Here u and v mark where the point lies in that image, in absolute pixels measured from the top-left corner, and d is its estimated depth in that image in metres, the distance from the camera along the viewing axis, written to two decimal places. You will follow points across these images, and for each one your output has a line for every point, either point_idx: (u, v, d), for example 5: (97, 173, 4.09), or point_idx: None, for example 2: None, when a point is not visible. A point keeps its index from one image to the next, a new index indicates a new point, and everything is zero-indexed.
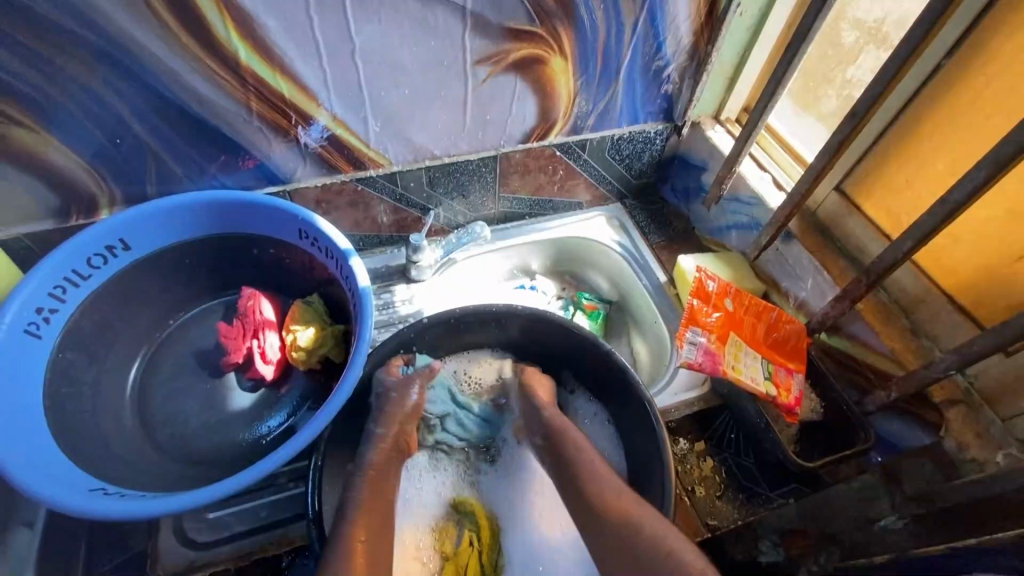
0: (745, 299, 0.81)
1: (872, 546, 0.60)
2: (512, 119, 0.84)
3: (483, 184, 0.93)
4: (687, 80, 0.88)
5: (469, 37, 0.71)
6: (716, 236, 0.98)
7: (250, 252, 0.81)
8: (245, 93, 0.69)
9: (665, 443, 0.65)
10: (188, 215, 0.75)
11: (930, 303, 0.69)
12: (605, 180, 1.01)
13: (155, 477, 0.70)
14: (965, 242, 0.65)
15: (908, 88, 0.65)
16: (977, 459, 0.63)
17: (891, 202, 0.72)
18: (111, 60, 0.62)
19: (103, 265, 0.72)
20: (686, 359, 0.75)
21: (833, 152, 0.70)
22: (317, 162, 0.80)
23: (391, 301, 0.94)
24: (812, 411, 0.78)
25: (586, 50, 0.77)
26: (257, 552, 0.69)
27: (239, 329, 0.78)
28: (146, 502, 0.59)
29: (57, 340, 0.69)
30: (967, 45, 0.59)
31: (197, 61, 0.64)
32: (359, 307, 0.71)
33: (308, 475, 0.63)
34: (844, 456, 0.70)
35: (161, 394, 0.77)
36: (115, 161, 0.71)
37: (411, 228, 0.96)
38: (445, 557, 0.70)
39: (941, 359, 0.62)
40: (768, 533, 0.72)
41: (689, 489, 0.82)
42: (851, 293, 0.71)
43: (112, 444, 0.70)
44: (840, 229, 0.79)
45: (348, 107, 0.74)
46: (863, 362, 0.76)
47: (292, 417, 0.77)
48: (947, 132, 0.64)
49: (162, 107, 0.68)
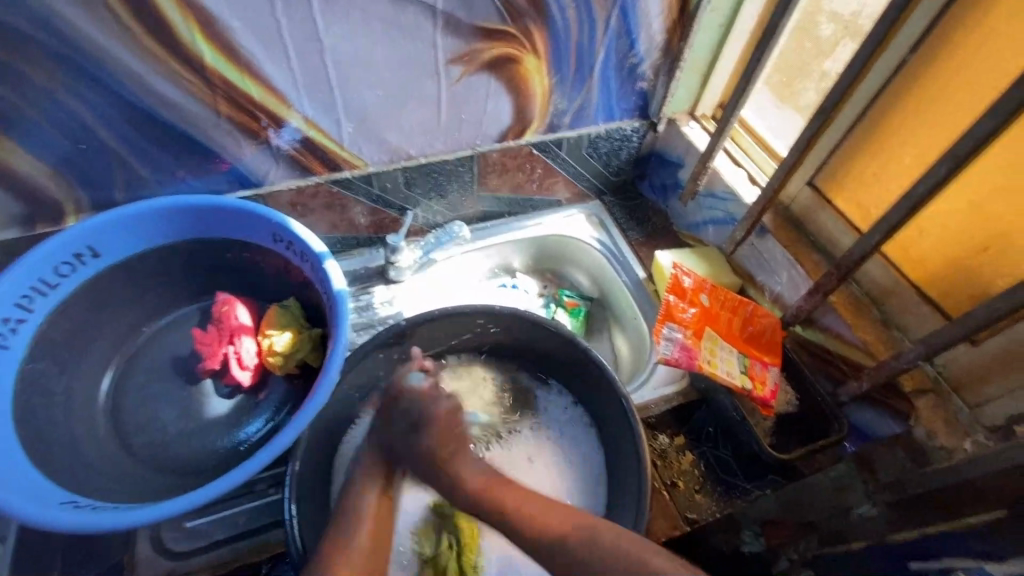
0: (720, 294, 0.83)
1: (848, 534, 0.63)
2: (487, 118, 0.84)
3: (460, 184, 0.93)
4: (662, 77, 0.88)
5: (440, 36, 0.71)
6: (694, 232, 0.99)
7: (224, 257, 0.80)
8: (213, 96, 0.68)
9: (642, 440, 0.67)
10: (159, 220, 0.74)
11: (899, 295, 0.70)
12: (583, 177, 1.01)
13: (131, 487, 0.69)
14: (931, 234, 0.66)
15: (875, 83, 0.65)
16: (946, 446, 0.65)
17: (861, 196, 0.73)
18: (73, 64, 0.61)
19: (72, 273, 0.71)
20: (663, 355, 0.76)
21: (803, 147, 0.71)
22: (290, 164, 0.79)
23: (371, 302, 0.94)
24: (787, 404, 0.79)
25: (559, 49, 0.77)
26: (235, 561, 0.69)
27: (214, 335, 0.77)
28: (118, 514, 0.58)
29: (25, 350, 0.68)
30: (929, 41, 0.60)
31: (162, 64, 0.63)
32: (335, 309, 0.71)
33: (285, 481, 0.63)
34: (819, 447, 0.71)
35: (136, 403, 0.76)
36: (81, 167, 0.70)
37: (389, 229, 0.95)
38: (424, 561, 0.70)
39: (910, 350, 0.63)
40: (749, 524, 0.74)
41: (670, 483, 0.80)
42: (824, 286, 0.72)
43: (86, 455, 0.69)
44: (812, 222, 0.80)
45: (320, 109, 0.74)
46: (836, 354, 0.77)
47: (271, 422, 0.76)
48: (913, 127, 0.66)
49: (128, 111, 0.67)
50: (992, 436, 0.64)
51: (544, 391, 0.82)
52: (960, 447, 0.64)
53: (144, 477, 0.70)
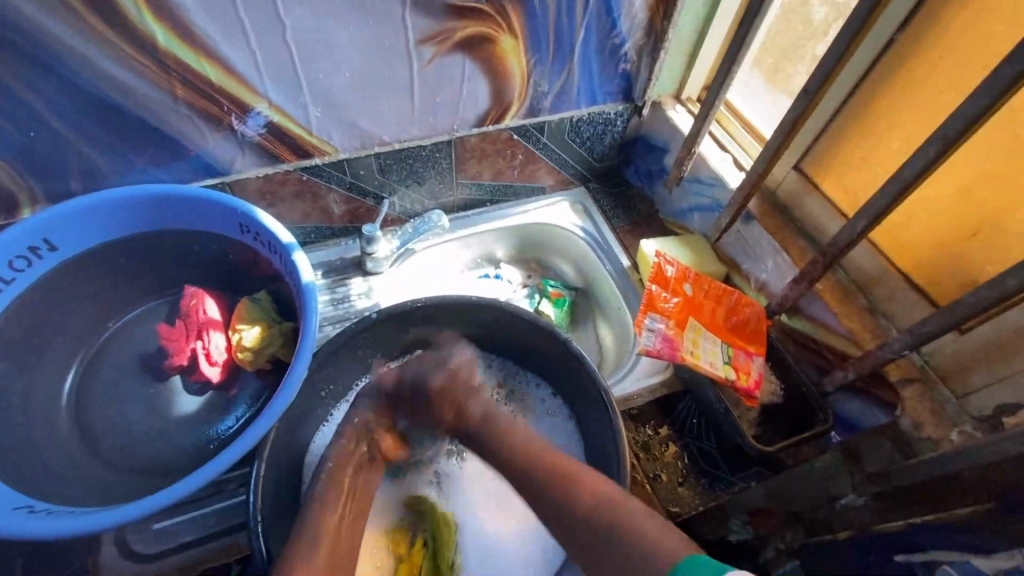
0: (704, 283, 0.80)
1: (835, 524, 0.64)
2: (464, 101, 0.81)
3: (438, 171, 0.90)
4: (645, 58, 0.85)
5: (410, 16, 0.67)
6: (679, 219, 0.97)
7: (190, 249, 0.77)
8: (169, 79, 0.64)
9: (621, 430, 0.65)
10: (118, 211, 0.71)
11: (886, 283, 0.68)
12: (566, 163, 0.98)
13: (94, 489, 0.66)
14: (919, 220, 0.64)
15: (862, 64, 0.63)
16: (932, 437, 0.64)
17: (848, 181, 0.71)
18: (14, 47, 0.57)
19: (27, 268, 0.68)
20: (645, 346, 0.74)
21: (789, 130, 0.68)
22: (257, 151, 0.75)
23: (348, 294, 0.91)
24: (772, 394, 0.77)
25: (537, 28, 0.74)
26: (205, 562, 0.68)
27: (182, 331, 0.75)
28: (73, 520, 0.56)
29: None
30: (919, 17, 0.57)
31: (112, 46, 0.60)
32: (304, 302, 0.68)
33: (250, 482, 0.61)
34: (803, 438, 0.70)
35: (100, 402, 0.73)
36: (32, 156, 0.66)
37: (365, 219, 0.92)
38: (399, 559, 0.68)
39: (896, 339, 0.61)
40: (737, 513, 0.72)
41: (653, 476, 0.78)
42: (810, 274, 0.70)
43: (46, 457, 0.67)
44: (798, 208, 0.78)
45: (285, 93, 0.70)
46: (822, 343, 0.75)
47: (243, 419, 0.74)
48: (902, 109, 0.63)
49: (79, 97, 0.63)
50: (980, 426, 0.62)
51: (523, 384, 0.80)
52: (946, 438, 0.63)
53: (107, 478, 0.68)
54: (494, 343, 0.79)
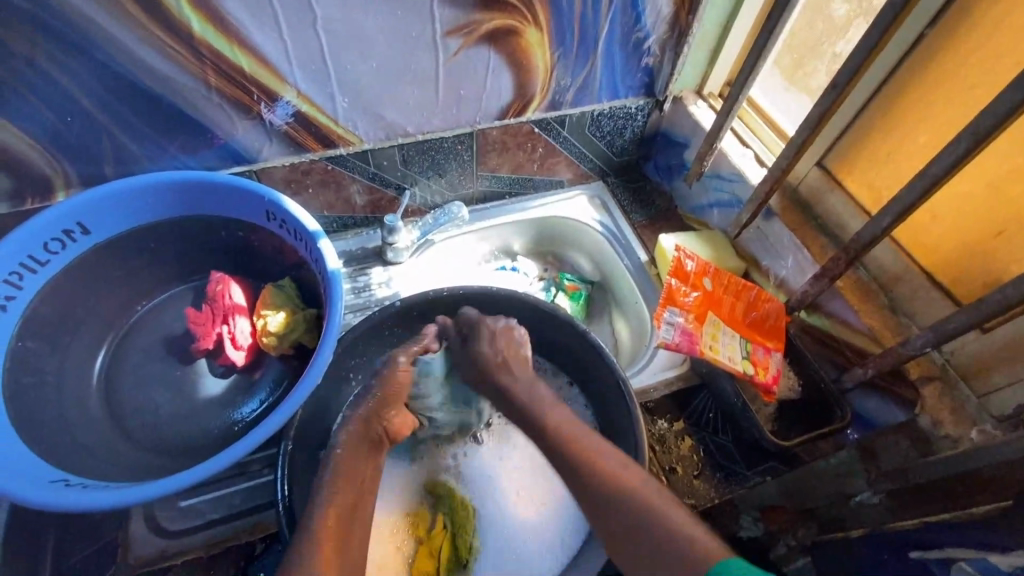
0: (723, 278, 0.81)
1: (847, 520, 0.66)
2: (487, 93, 0.81)
3: (460, 162, 0.90)
4: (668, 53, 0.85)
5: (438, 7, 0.68)
6: (697, 214, 0.97)
7: (218, 236, 0.79)
8: (201, 67, 0.65)
9: (639, 420, 0.66)
10: (149, 195, 0.72)
11: (908, 280, 0.68)
12: (586, 157, 0.99)
13: (124, 467, 0.68)
14: (944, 217, 0.64)
15: (890, 61, 0.63)
16: (952, 435, 0.63)
17: (873, 177, 0.71)
18: (55, 32, 0.58)
19: (62, 250, 0.70)
20: (664, 339, 0.74)
21: (814, 126, 0.68)
22: (284, 140, 0.77)
23: (368, 283, 0.92)
24: (790, 390, 0.77)
25: (562, 20, 0.74)
26: (230, 540, 0.69)
27: (208, 315, 0.76)
28: (107, 495, 0.58)
29: (15, 328, 0.67)
30: (949, 15, 0.57)
31: (149, 33, 0.61)
32: (329, 289, 0.69)
33: (277, 462, 0.63)
34: (821, 434, 0.70)
35: (129, 382, 0.75)
36: (69, 141, 0.68)
37: (386, 210, 0.93)
38: (419, 542, 0.70)
39: (918, 336, 0.61)
40: (749, 510, 0.74)
41: (669, 468, 0.79)
42: (831, 271, 0.70)
43: (79, 434, 0.69)
44: (820, 205, 0.78)
45: (313, 82, 0.71)
46: (841, 340, 0.75)
47: (268, 402, 0.75)
48: (929, 106, 0.63)
49: (113, 83, 0.65)
50: (1000, 425, 0.62)
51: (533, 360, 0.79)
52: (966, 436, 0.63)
53: (138, 456, 0.70)
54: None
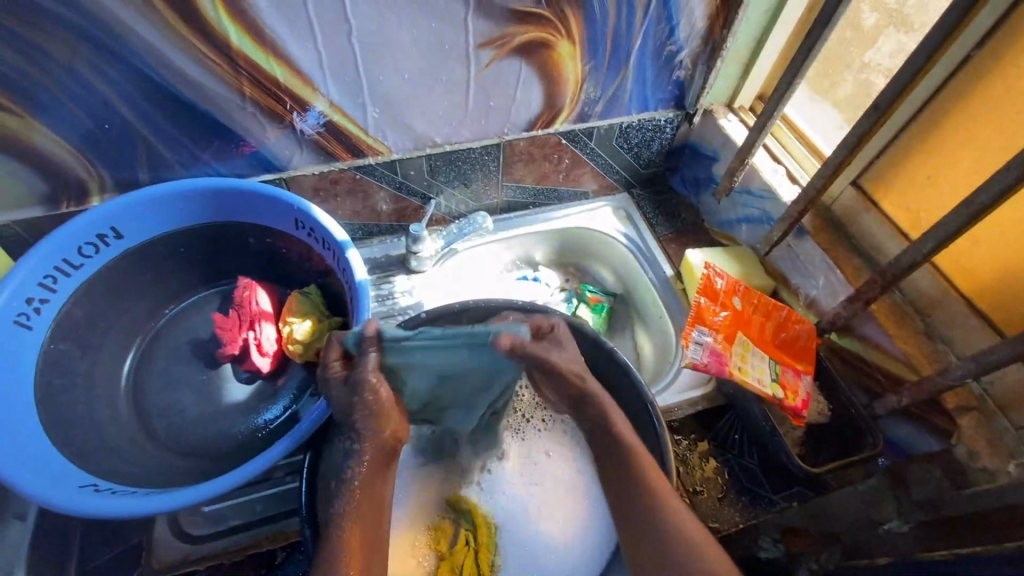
0: (753, 297, 0.79)
1: (875, 550, 0.66)
2: (516, 105, 0.81)
3: (486, 173, 0.90)
4: (700, 66, 0.84)
5: (472, 20, 0.68)
6: (725, 229, 0.96)
7: (246, 242, 0.79)
8: (237, 77, 0.66)
9: (667, 442, 0.65)
10: (181, 201, 0.73)
11: (946, 306, 0.66)
12: (612, 169, 0.98)
13: (150, 469, 0.69)
14: (987, 244, 0.62)
15: (935, 81, 0.61)
16: (988, 468, 0.62)
17: (911, 198, 0.69)
18: (96, 42, 0.59)
19: (95, 254, 0.70)
20: (692, 360, 0.73)
21: (852, 147, 0.67)
22: (314, 149, 0.77)
23: (391, 291, 0.92)
24: (819, 414, 0.76)
25: (594, 34, 0.74)
26: (251, 546, 0.70)
27: (235, 321, 0.77)
28: (134, 502, 0.58)
29: (49, 330, 0.68)
30: (1000, 37, 0.55)
31: (186, 44, 0.62)
32: (356, 299, 0.69)
33: (301, 473, 0.63)
34: (851, 462, 0.68)
35: (156, 385, 0.76)
36: (105, 147, 0.69)
37: (411, 218, 0.93)
38: (439, 556, 0.71)
39: (957, 366, 0.59)
40: (770, 530, 0.74)
41: (693, 490, 0.78)
42: (866, 295, 0.68)
43: (108, 436, 0.69)
44: (855, 225, 0.76)
45: (345, 93, 0.71)
46: (873, 364, 0.74)
47: (292, 407, 0.76)
48: (975, 130, 0.61)
49: (151, 91, 0.65)
50: None
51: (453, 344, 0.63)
52: (1003, 470, 0.61)
53: (162, 460, 0.71)
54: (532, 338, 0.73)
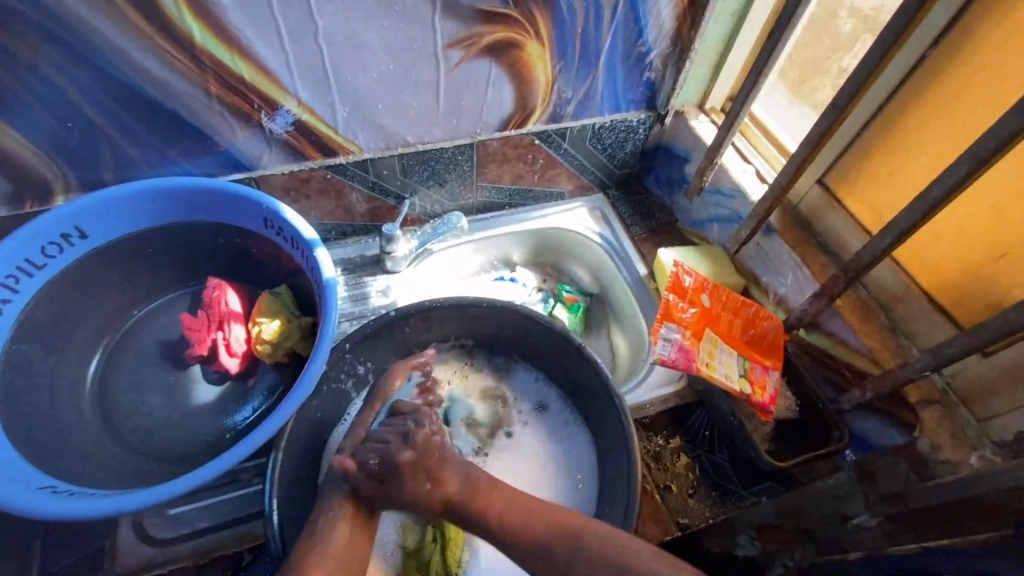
0: (722, 294, 0.80)
1: (845, 544, 0.60)
2: (488, 104, 0.81)
3: (460, 173, 0.90)
4: (671, 67, 0.85)
5: (439, 19, 0.68)
6: (698, 229, 0.97)
7: (215, 241, 0.78)
8: (203, 76, 0.66)
9: (635, 440, 0.66)
10: (149, 201, 0.72)
11: (909, 302, 0.67)
12: (586, 169, 0.98)
13: (112, 472, 0.68)
14: (944, 241, 0.63)
15: (891, 81, 0.63)
16: (950, 460, 0.62)
17: (873, 196, 0.70)
18: (54, 36, 0.59)
19: (60, 254, 0.70)
20: (660, 355, 0.74)
21: (814, 145, 0.68)
22: (284, 149, 0.77)
23: (367, 292, 0.92)
24: (788, 409, 0.77)
25: (563, 35, 0.74)
26: (218, 549, 0.70)
27: (203, 321, 0.76)
28: (95, 501, 0.57)
29: (10, 331, 0.67)
30: (949, 38, 0.57)
31: (151, 42, 0.61)
32: (324, 298, 0.69)
33: (266, 471, 0.63)
34: (817, 456, 0.69)
35: (120, 388, 0.75)
36: (68, 145, 0.68)
37: (385, 218, 0.93)
38: (407, 554, 0.70)
39: (917, 359, 0.60)
40: (745, 527, 0.70)
41: (663, 487, 0.79)
42: (830, 290, 0.69)
43: (69, 439, 0.68)
44: (821, 223, 0.77)
45: (315, 92, 0.72)
46: (840, 360, 0.75)
47: (259, 411, 0.75)
48: (930, 129, 0.63)
49: (116, 90, 0.65)
50: (1000, 452, 0.61)
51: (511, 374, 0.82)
52: (965, 462, 0.61)
53: (129, 461, 0.70)
54: (522, 348, 0.80)
